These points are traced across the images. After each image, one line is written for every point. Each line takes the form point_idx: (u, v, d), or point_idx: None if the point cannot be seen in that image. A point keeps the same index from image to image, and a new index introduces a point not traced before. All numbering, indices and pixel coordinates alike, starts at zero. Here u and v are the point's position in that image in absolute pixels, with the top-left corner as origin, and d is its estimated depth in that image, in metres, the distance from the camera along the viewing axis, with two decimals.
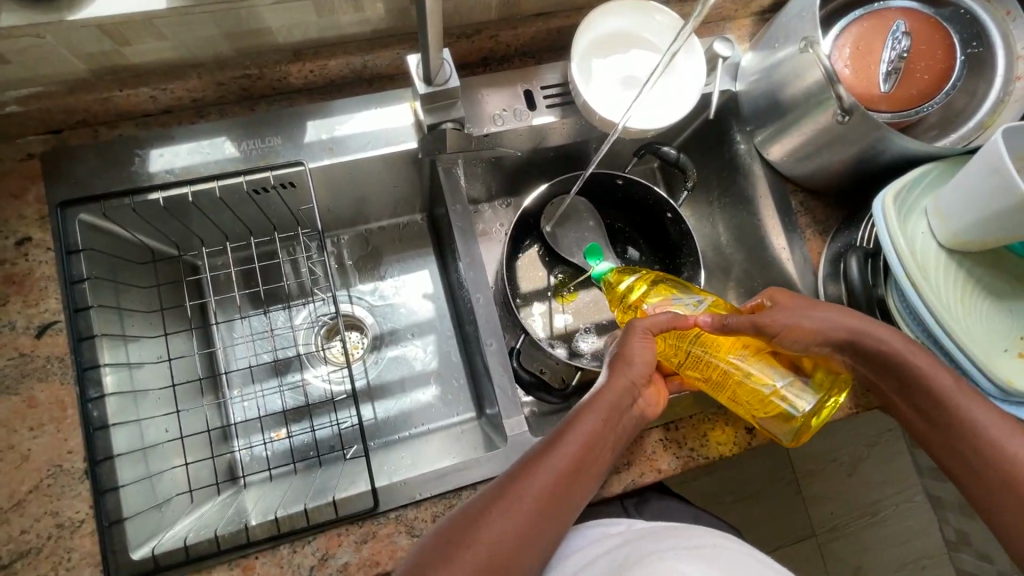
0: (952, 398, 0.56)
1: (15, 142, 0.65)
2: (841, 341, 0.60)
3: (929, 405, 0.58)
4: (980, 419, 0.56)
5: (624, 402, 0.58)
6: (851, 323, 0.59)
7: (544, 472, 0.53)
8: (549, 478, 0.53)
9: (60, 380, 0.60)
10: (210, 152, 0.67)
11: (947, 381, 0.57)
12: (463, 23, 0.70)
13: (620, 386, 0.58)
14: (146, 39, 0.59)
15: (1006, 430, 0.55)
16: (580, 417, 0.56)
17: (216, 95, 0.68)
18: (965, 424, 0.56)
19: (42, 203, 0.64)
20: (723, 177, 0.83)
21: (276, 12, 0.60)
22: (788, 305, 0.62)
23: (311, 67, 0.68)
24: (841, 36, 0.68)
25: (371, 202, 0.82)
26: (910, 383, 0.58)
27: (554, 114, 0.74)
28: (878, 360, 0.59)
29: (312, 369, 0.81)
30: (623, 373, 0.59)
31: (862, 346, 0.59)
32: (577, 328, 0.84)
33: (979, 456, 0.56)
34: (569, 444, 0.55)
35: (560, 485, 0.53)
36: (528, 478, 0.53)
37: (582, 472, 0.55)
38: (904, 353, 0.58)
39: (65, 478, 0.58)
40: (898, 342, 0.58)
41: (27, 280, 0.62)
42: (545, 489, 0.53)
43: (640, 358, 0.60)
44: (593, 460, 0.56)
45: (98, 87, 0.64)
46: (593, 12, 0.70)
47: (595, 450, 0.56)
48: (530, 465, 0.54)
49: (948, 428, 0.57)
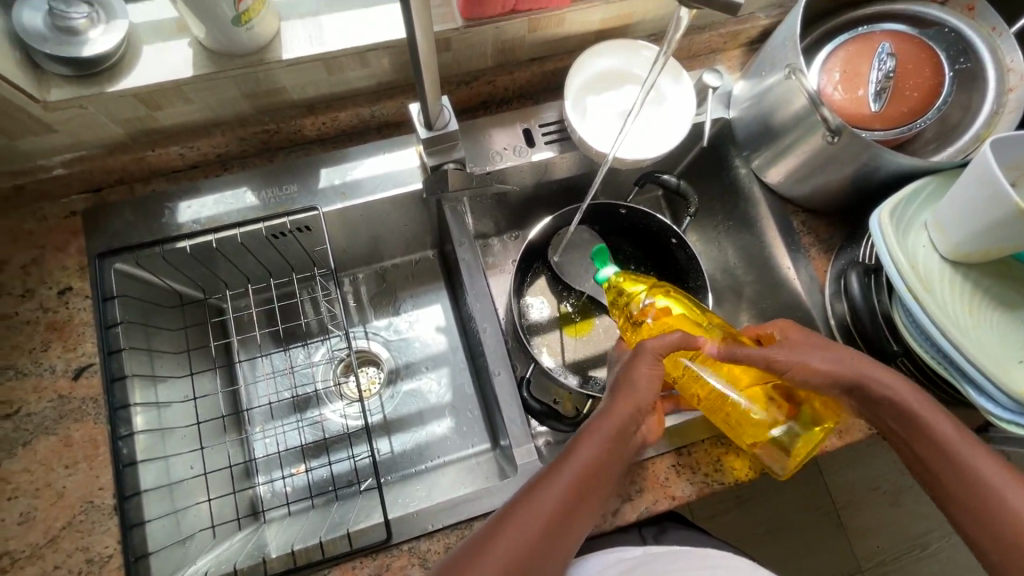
0: (952, 446, 0.57)
1: (61, 201, 0.71)
2: (848, 384, 0.60)
3: (931, 452, 0.58)
4: (981, 468, 0.56)
5: (630, 423, 0.58)
6: (861, 365, 0.60)
7: (548, 495, 0.54)
8: (554, 506, 0.53)
9: (94, 420, 0.64)
10: (232, 203, 0.72)
11: (948, 430, 0.57)
12: (462, 72, 0.75)
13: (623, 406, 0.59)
14: (175, 102, 0.65)
15: (1005, 478, 0.56)
16: (584, 439, 0.57)
17: (238, 149, 0.74)
18: (965, 471, 0.56)
19: (82, 255, 0.69)
20: (725, 202, 0.85)
21: (289, 72, 0.66)
22: (797, 342, 0.62)
23: (323, 119, 0.74)
24: (829, 61, 0.70)
25: (386, 242, 0.86)
26: (910, 429, 0.59)
27: (552, 149, 0.77)
28: (882, 406, 0.59)
29: (329, 405, 0.84)
30: (631, 398, 0.59)
31: (870, 390, 0.59)
32: (557, 365, 0.83)
33: (978, 502, 0.56)
34: (570, 467, 0.55)
35: (564, 510, 0.53)
36: (531, 503, 0.53)
37: (586, 496, 0.55)
38: (906, 400, 0.58)
39: (96, 514, 0.61)
40: (895, 383, 0.59)
41: (67, 326, 0.67)
42: (548, 512, 0.53)
43: (647, 381, 0.60)
44: (597, 485, 0.56)
45: (134, 147, 0.70)
46: (582, 56, 0.74)
47: (599, 475, 0.56)
48: (533, 490, 0.54)
49: (951, 477, 0.57)
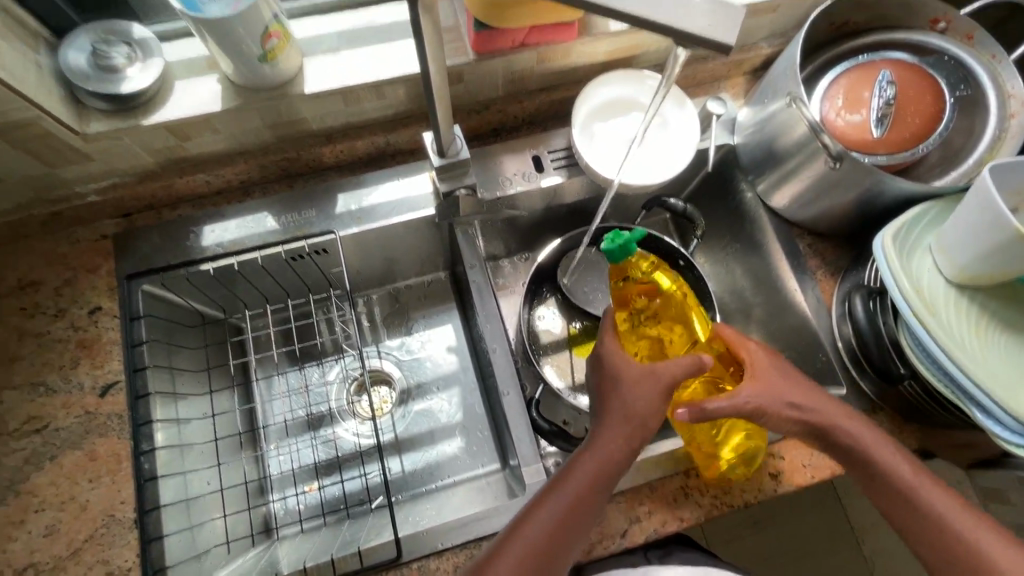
0: (913, 488, 0.59)
1: (93, 225, 0.75)
2: (813, 427, 0.62)
3: (893, 494, 0.60)
4: (942, 510, 0.59)
5: (625, 442, 0.58)
6: (824, 412, 0.62)
7: (540, 517, 0.55)
8: (553, 526, 0.55)
9: (118, 435, 0.66)
10: (254, 227, 0.75)
11: (906, 472, 0.60)
12: (473, 102, 0.79)
13: (616, 426, 0.59)
14: (203, 133, 0.69)
15: (965, 517, 0.58)
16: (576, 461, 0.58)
17: (260, 176, 0.77)
18: (928, 515, 0.59)
19: (111, 276, 0.72)
20: (732, 225, 0.86)
21: (310, 105, 0.70)
22: (764, 374, 0.63)
23: (341, 147, 0.77)
24: (831, 89, 0.72)
25: (399, 264, 0.89)
26: (872, 473, 0.61)
27: (560, 175, 0.80)
28: (842, 449, 0.62)
29: (343, 423, 0.85)
30: (631, 418, 0.59)
31: (830, 432, 0.62)
32: (566, 385, 0.84)
33: (946, 544, 0.58)
34: (563, 490, 0.57)
35: (557, 533, 0.55)
36: (524, 527, 0.55)
37: (580, 517, 0.56)
38: (863, 442, 0.61)
39: (117, 528, 0.63)
40: (856, 428, 0.62)
41: (96, 344, 0.70)
42: (546, 534, 0.55)
43: (642, 400, 0.59)
44: (591, 507, 0.56)
45: (164, 175, 0.73)
46: (589, 85, 0.77)
47: (593, 496, 0.56)
48: (530, 513, 0.56)
49: (914, 518, 0.59)
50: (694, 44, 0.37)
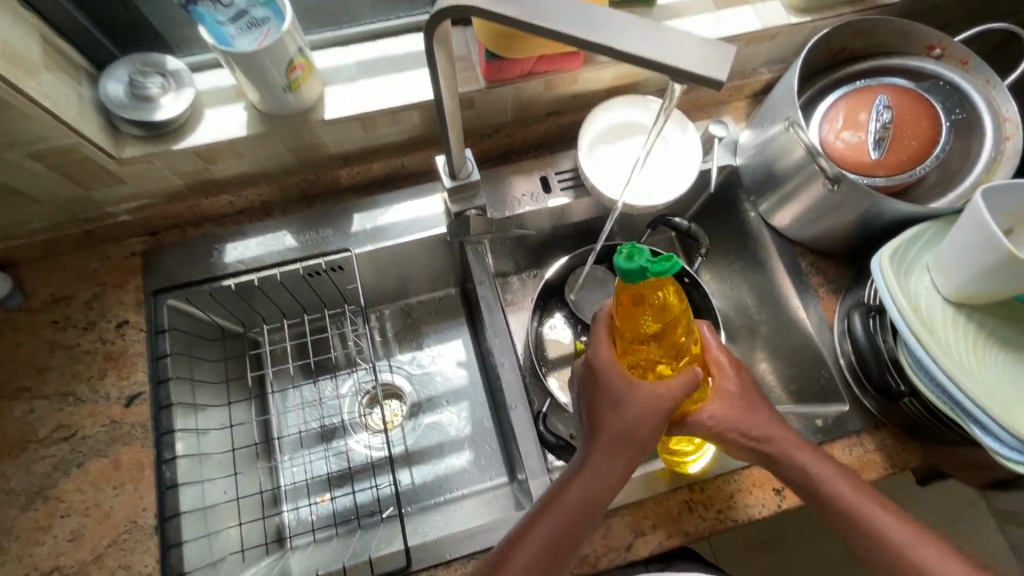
0: (853, 505, 0.59)
1: (123, 243, 0.79)
2: (754, 444, 0.63)
3: (833, 511, 0.60)
4: (885, 525, 0.58)
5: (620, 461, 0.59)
6: (771, 430, 0.63)
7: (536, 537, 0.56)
8: (551, 540, 0.56)
9: (141, 444, 0.69)
10: (274, 245, 0.79)
11: (844, 488, 0.60)
12: (484, 126, 0.82)
13: (610, 444, 0.59)
14: (229, 157, 0.73)
15: (909, 532, 0.57)
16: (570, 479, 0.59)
17: (280, 197, 0.81)
18: (872, 532, 0.58)
19: (139, 291, 0.76)
20: (736, 244, 0.88)
21: (330, 130, 0.74)
22: (730, 396, 0.65)
23: (358, 169, 0.81)
24: (830, 112, 0.74)
25: (411, 281, 0.92)
26: (811, 490, 0.61)
27: (567, 195, 0.83)
28: (779, 465, 0.63)
29: (355, 435, 0.87)
30: (629, 433, 0.59)
31: (767, 449, 0.63)
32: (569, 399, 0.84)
33: (895, 560, 0.57)
34: (557, 508, 0.57)
35: (553, 552, 0.56)
36: (521, 546, 0.56)
37: (573, 537, 0.57)
38: (797, 458, 0.62)
39: (139, 534, 0.66)
40: (792, 446, 0.62)
41: (123, 356, 0.73)
42: (544, 547, 0.56)
43: (638, 420, 0.58)
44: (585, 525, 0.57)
45: (190, 196, 0.78)
46: (594, 110, 0.81)
47: (587, 514, 0.57)
48: (529, 527, 0.57)
49: (857, 535, 0.59)
50: (683, 79, 0.40)
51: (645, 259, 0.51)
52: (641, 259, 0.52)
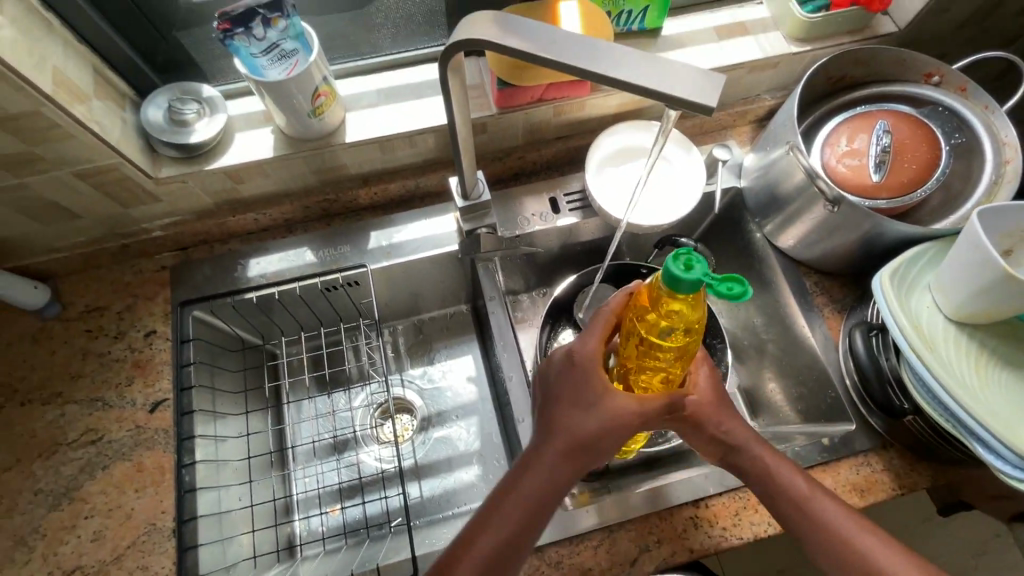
0: (805, 499, 0.60)
1: (154, 257, 0.83)
2: (723, 443, 0.63)
3: (790, 506, 0.60)
4: (833, 518, 0.58)
5: (576, 460, 0.58)
6: (740, 430, 0.62)
7: (488, 535, 0.56)
8: (505, 534, 0.56)
9: (163, 449, 0.72)
10: (294, 260, 0.83)
11: (797, 481, 0.60)
12: (496, 149, 0.86)
13: (566, 444, 0.58)
14: (255, 177, 0.77)
15: (856, 526, 0.58)
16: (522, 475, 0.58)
17: (301, 215, 0.85)
18: (823, 525, 0.58)
19: (167, 303, 0.80)
20: (742, 264, 0.90)
21: (350, 153, 0.78)
22: (704, 392, 0.63)
23: (376, 190, 0.85)
24: (832, 137, 0.76)
25: (424, 297, 0.95)
26: (768, 484, 0.61)
27: (576, 216, 0.85)
28: (745, 464, 0.63)
29: (366, 447, 0.90)
30: (592, 436, 0.57)
31: (734, 447, 0.63)
32: None
33: (841, 552, 0.57)
34: (509, 507, 0.57)
35: (508, 547, 0.56)
36: (477, 541, 0.56)
37: (526, 534, 0.57)
38: (755, 451, 0.62)
39: (157, 536, 0.68)
40: (749, 439, 0.63)
41: (149, 364, 0.77)
42: (498, 541, 0.56)
43: (601, 425, 0.57)
44: (538, 522, 0.57)
45: (218, 213, 0.82)
46: (600, 135, 0.84)
47: (540, 511, 0.57)
48: (485, 521, 0.57)
49: (810, 529, 0.59)
50: (681, 107, 0.43)
51: (700, 272, 0.45)
52: (698, 272, 0.46)
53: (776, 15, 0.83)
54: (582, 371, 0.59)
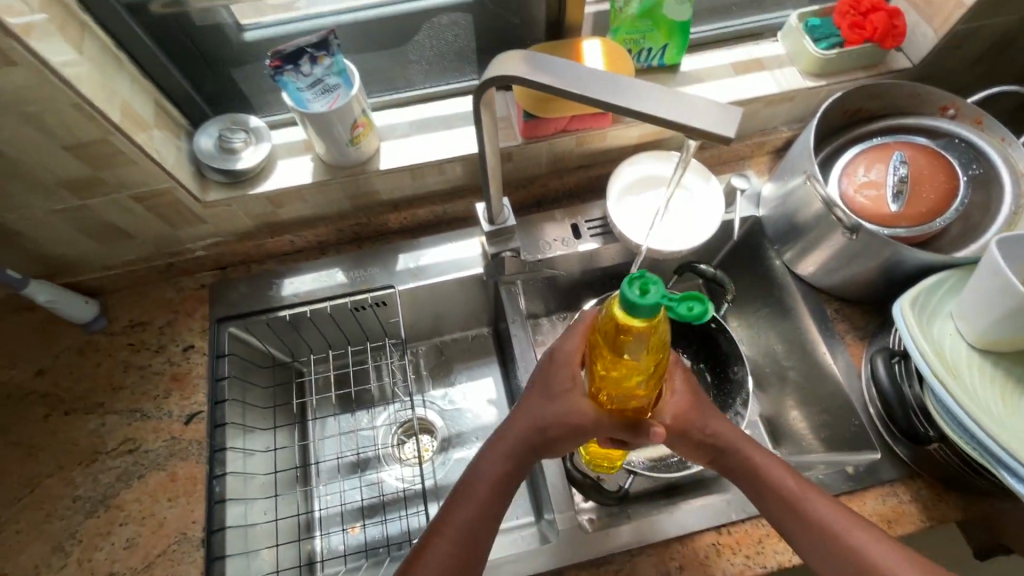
0: (795, 496, 0.61)
1: (195, 276, 0.88)
2: (711, 444, 0.64)
3: (782, 505, 0.61)
4: (820, 511, 0.60)
5: (534, 445, 0.62)
6: (724, 428, 0.64)
7: (458, 516, 0.61)
8: (475, 509, 0.61)
9: (196, 460, 0.75)
10: (327, 280, 0.87)
11: (786, 480, 0.62)
12: (521, 178, 0.90)
13: (526, 428, 0.62)
14: (294, 202, 0.82)
15: (844, 520, 0.59)
16: (487, 459, 0.64)
17: (334, 238, 0.89)
18: (816, 523, 0.59)
19: (205, 319, 0.84)
20: (762, 290, 0.90)
21: (383, 179, 0.82)
22: (684, 393, 0.63)
23: (405, 215, 0.89)
24: (849, 167, 0.78)
25: (447, 319, 0.98)
26: (758, 482, 0.63)
27: (597, 241, 0.88)
28: (734, 464, 0.64)
29: (387, 467, 0.91)
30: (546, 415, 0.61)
31: (725, 449, 0.64)
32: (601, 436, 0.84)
33: (830, 545, 0.58)
34: (476, 489, 0.62)
35: (479, 523, 0.61)
36: (451, 516, 0.61)
37: (492, 509, 0.62)
38: (741, 450, 0.64)
39: (187, 545, 0.70)
40: (736, 439, 0.64)
41: (187, 378, 0.80)
42: (469, 517, 0.61)
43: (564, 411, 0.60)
44: (501, 500, 0.62)
45: (256, 235, 0.86)
46: (621, 165, 0.87)
47: (503, 487, 0.63)
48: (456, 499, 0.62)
49: (802, 526, 0.60)
50: (702, 137, 0.46)
51: (656, 293, 0.42)
52: (655, 295, 0.43)
53: (792, 52, 0.86)
54: (558, 367, 0.63)
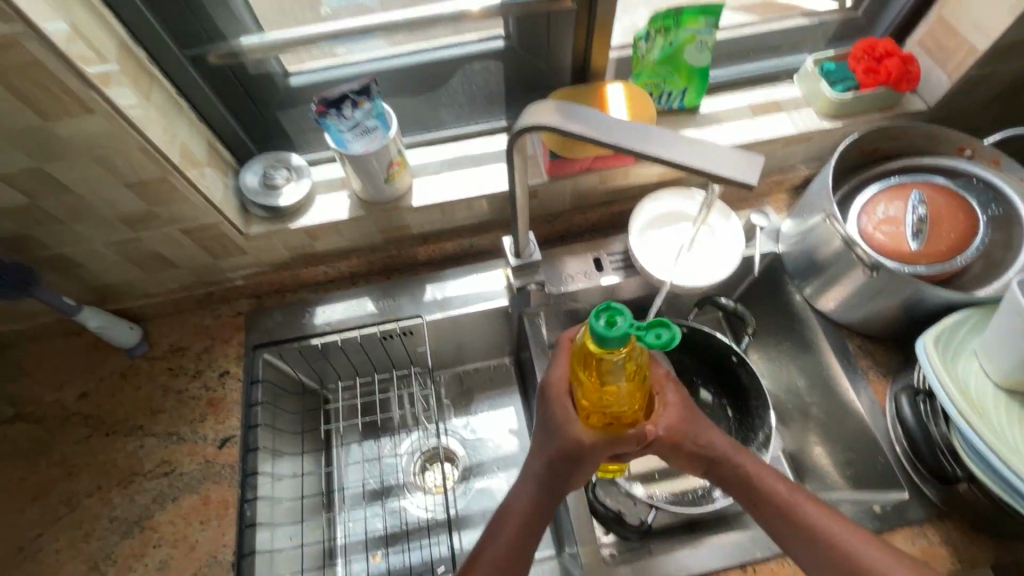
0: (790, 503, 0.62)
1: (232, 303, 0.92)
2: (709, 455, 0.65)
3: (777, 514, 0.62)
4: (812, 514, 0.61)
5: (553, 473, 0.63)
6: (719, 441, 0.66)
7: (489, 551, 0.62)
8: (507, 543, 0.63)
9: (229, 483, 0.77)
10: (357, 309, 0.90)
11: (776, 486, 0.63)
12: (545, 213, 0.93)
13: (547, 460, 0.63)
14: (330, 236, 0.86)
15: (838, 524, 0.60)
16: (519, 489, 0.65)
17: (365, 269, 0.93)
18: (809, 526, 0.60)
19: (241, 346, 0.88)
20: (782, 325, 0.91)
21: (414, 214, 0.86)
22: (677, 404, 0.64)
23: (434, 247, 0.93)
24: (868, 204, 0.79)
25: (471, 348, 1.00)
26: (754, 494, 0.64)
27: (619, 275, 0.90)
28: (731, 475, 0.65)
29: (410, 495, 0.92)
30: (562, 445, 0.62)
31: (722, 462, 0.65)
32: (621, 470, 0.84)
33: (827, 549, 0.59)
34: (506, 524, 0.64)
35: (510, 558, 0.62)
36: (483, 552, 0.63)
37: (523, 544, 0.63)
38: (737, 461, 0.65)
39: (218, 568, 0.72)
40: (730, 450, 0.65)
41: (221, 403, 0.83)
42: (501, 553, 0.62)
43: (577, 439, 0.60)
44: (531, 534, 0.63)
45: (292, 265, 0.90)
46: (643, 201, 0.90)
47: (533, 521, 0.64)
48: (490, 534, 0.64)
49: (798, 533, 0.60)
50: (721, 182, 0.48)
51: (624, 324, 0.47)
52: (621, 324, 0.48)
53: (808, 95, 0.89)
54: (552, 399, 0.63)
